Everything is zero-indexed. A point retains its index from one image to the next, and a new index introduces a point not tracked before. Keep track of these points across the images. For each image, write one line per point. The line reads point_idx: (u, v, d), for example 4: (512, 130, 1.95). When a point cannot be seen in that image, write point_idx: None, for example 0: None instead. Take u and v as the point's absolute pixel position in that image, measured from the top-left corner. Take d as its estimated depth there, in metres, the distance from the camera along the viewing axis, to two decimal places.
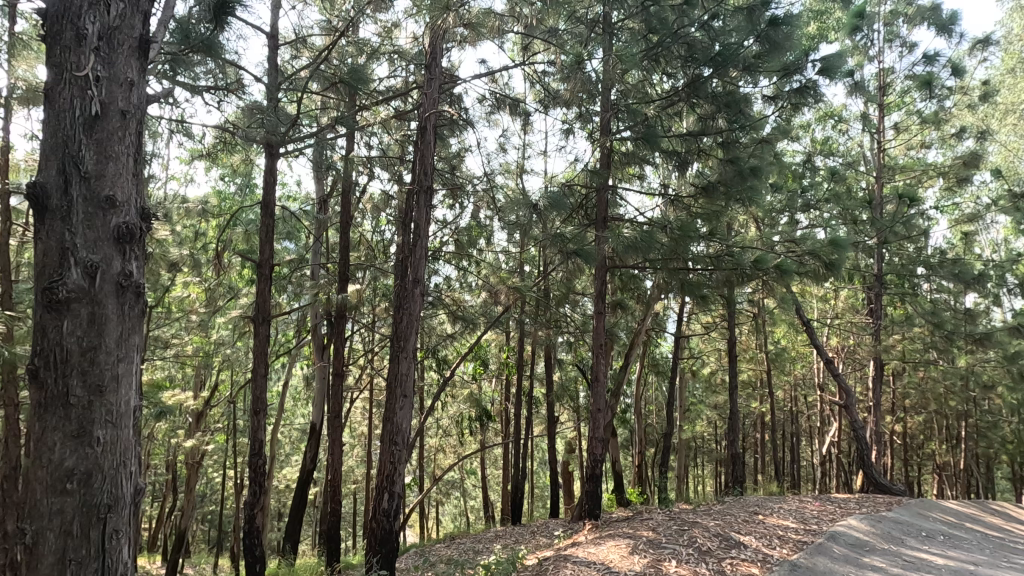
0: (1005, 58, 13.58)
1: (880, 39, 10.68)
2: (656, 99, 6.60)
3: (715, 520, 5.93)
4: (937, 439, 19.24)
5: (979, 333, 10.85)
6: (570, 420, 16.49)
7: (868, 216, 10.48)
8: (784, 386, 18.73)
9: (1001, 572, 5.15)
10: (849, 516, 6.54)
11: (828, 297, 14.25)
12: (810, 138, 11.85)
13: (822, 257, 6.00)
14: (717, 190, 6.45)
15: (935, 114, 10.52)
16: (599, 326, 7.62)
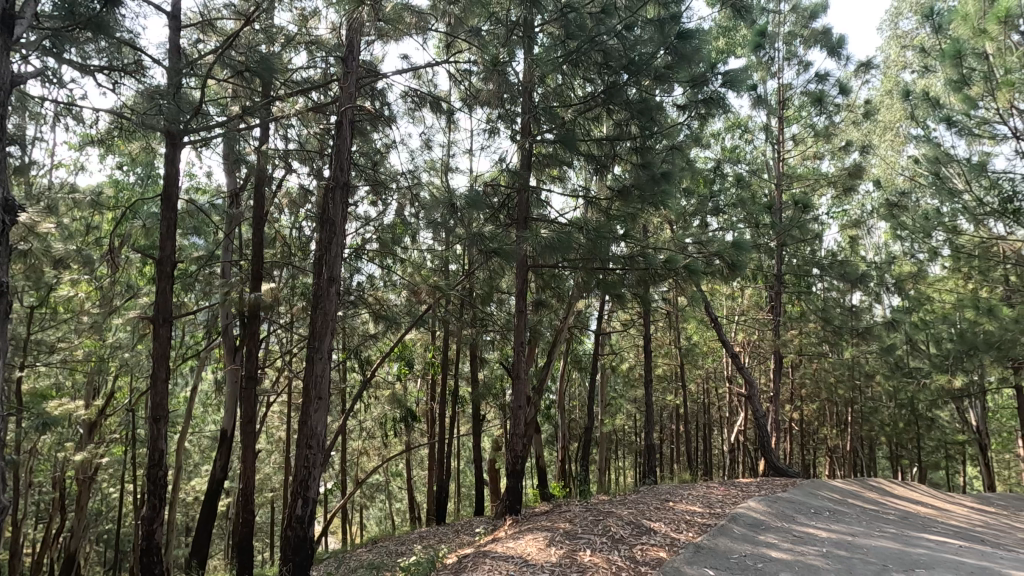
0: (885, 80, 15.15)
1: (780, 57, 11.55)
2: (576, 103, 6.76)
3: (629, 509, 6.20)
4: (828, 424, 21.10)
5: (861, 328, 12.00)
6: (497, 418, 16.60)
7: (769, 220, 11.32)
8: (698, 380, 19.83)
9: (875, 541, 5.73)
10: (749, 499, 7.05)
11: (735, 296, 15.26)
12: (719, 146, 12.63)
13: (727, 258, 6.39)
14: (632, 194, 6.70)
15: (826, 128, 11.53)
16: (521, 325, 7.72)
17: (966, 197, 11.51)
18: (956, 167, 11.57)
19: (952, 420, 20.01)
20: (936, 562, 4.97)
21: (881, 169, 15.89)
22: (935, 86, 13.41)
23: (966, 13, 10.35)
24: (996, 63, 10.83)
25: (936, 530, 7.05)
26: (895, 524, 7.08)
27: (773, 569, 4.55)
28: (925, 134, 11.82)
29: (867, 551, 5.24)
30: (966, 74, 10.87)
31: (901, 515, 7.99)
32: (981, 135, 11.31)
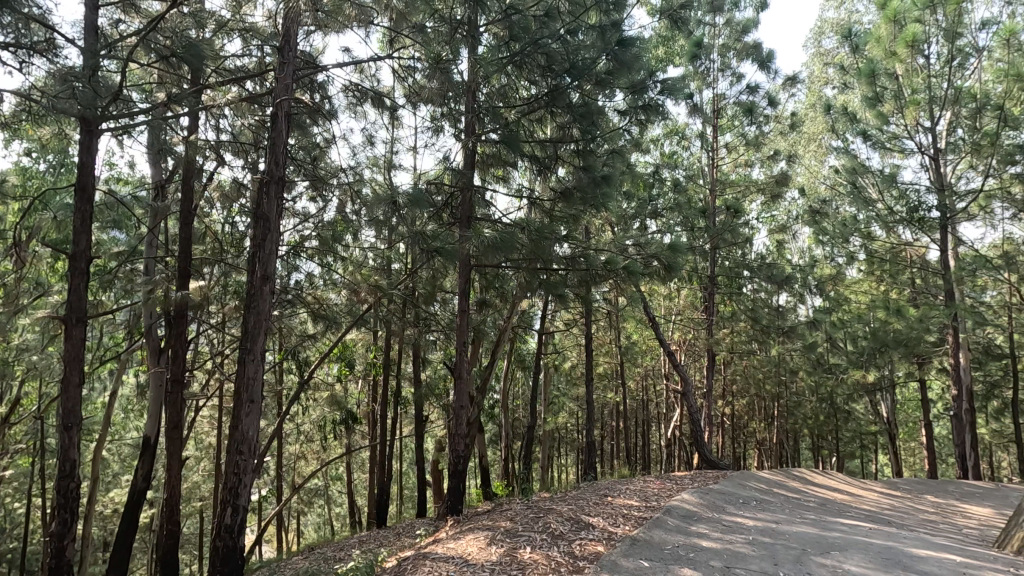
0: (809, 94, 16.16)
1: (715, 68, 12.09)
2: (519, 104, 6.81)
3: (568, 505, 6.31)
4: (757, 418, 22.26)
5: (787, 327, 12.73)
6: (440, 418, 16.46)
7: (704, 223, 11.82)
8: (637, 377, 20.44)
9: (796, 527, 6.10)
10: (683, 491, 7.33)
11: (672, 296, 15.83)
12: (658, 151, 13.06)
13: (664, 259, 6.62)
14: (574, 196, 6.82)
15: (756, 137, 12.17)
16: (464, 324, 7.69)
17: (879, 206, 12.44)
18: (871, 178, 12.49)
19: (866, 412, 21.60)
20: (849, 544, 5.34)
21: (805, 178, 16.96)
22: (852, 102, 14.44)
23: (879, 36, 11.20)
24: (905, 82, 11.85)
25: (850, 514, 7.58)
26: (814, 510, 7.56)
27: (703, 557, 4.74)
28: (844, 146, 12.69)
29: (788, 537, 5.56)
30: (879, 92, 11.77)
31: (820, 502, 8.54)
32: (892, 148, 12.26)
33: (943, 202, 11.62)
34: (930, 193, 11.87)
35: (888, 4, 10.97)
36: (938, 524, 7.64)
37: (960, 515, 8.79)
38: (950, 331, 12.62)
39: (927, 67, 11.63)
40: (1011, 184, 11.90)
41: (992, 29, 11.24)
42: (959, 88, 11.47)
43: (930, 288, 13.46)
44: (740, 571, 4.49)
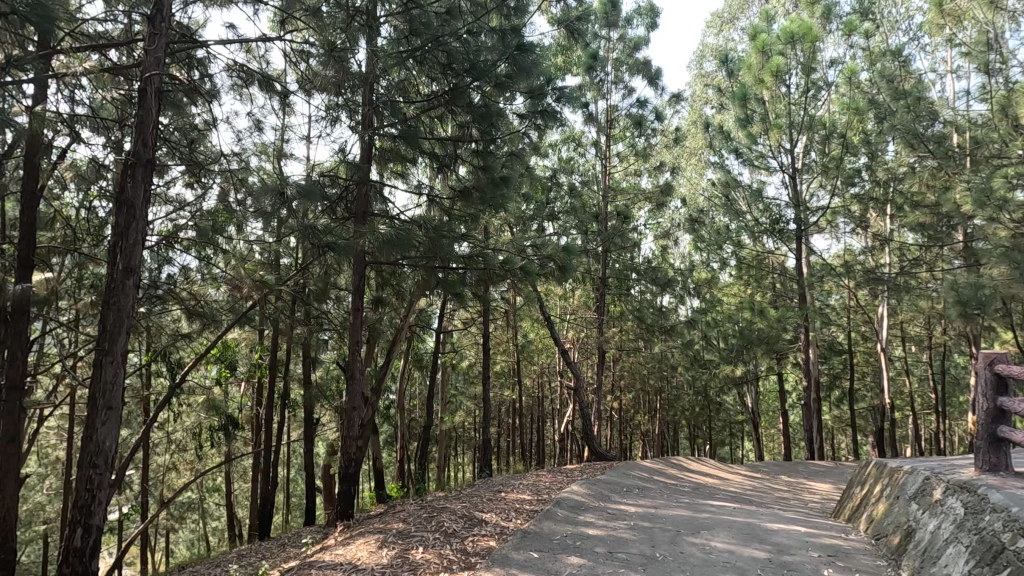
0: (691, 112, 17.58)
1: (609, 80, 12.73)
2: (419, 100, 6.71)
3: (462, 503, 6.34)
4: (642, 412, 23.76)
5: (668, 326, 13.75)
6: (331, 421, 15.77)
7: (596, 227, 12.40)
8: (533, 374, 20.97)
9: (672, 510, 6.60)
10: (573, 483, 7.66)
11: (567, 296, 16.46)
12: (556, 156, 13.50)
13: (558, 261, 6.85)
14: (472, 195, 6.86)
15: (644, 148, 12.99)
16: (357, 323, 7.43)
17: (747, 217, 13.81)
18: (741, 191, 13.84)
19: (734, 403, 23.91)
20: (716, 523, 5.89)
21: (687, 188, 18.42)
22: (727, 122, 15.90)
23: (750, 64, 12.47)
24: (770, 108, 13.22)
25: (718, 497, 8.34)
26: (688, 495, 8.23)
27: (589, 545, 4.99)
28: (719, 162, 13.95)
29: (665, 520, 6.01)
30: (748, 115, 13.08)
31: (693, 486, 9.32)
32: (759, 166, 13.67)
33: (798, 216, 13.17)
34: (788, 208, 13.41)
35: (758, 36, 12.24)
36: (788, 501, 8.65)
37: (805, 492, 10.03)
38: (802, 329, 14.35)
39: (787, 95, 13.08)
40: (851, 203, 13.76)
41: (838, 67, 12.94)
42: (812, 116, 13.04)
43: (787, 291, 15.19)
44: (622, 554, 4.79)
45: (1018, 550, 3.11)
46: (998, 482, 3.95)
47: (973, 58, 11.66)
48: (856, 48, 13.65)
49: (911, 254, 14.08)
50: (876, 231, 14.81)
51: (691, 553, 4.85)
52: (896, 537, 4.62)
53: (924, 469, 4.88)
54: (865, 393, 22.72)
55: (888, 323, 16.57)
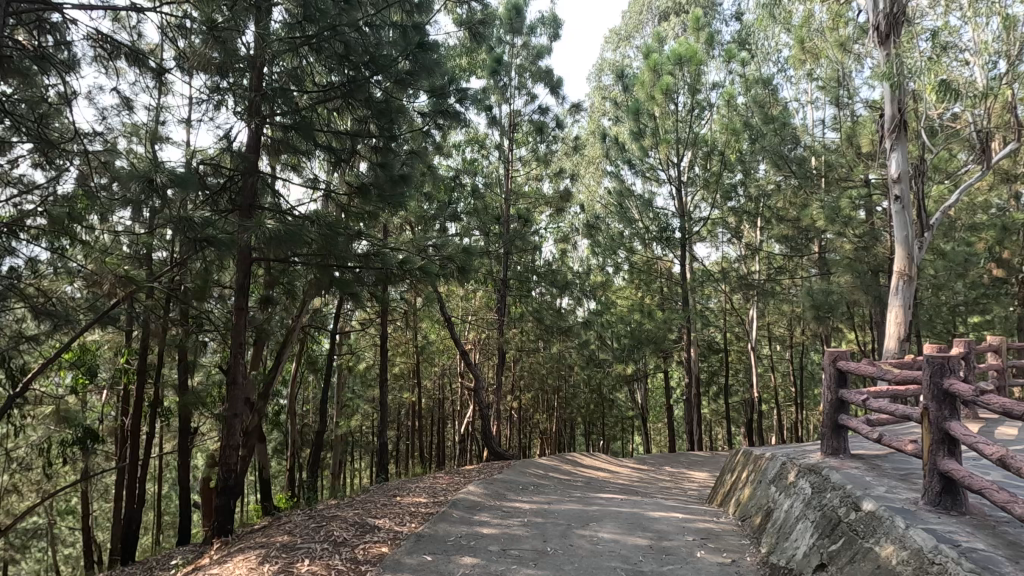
0: (590, 121, 18.36)
1: (513, 85, 12.93)
2: (313, 90, 6.36)
3: (354, 510, 6.12)
4: (540, 411, 24.37)
5: (566, 327, 14.20)
6: (212, 429, 14.52)
7: (498, 229, 12.53)
8: (433, 376, 20.74)
9: (564, 505, 6.82)
10: (469, 484, 7.68)
11: (468, 297, 16.49)
12: (460, 157, 13.48)
13: (458, 261, 6.83)
14: (370, 193, 6.62)
15: (546, 154, 13.33)
16: (241, 323, 6.91)
17: (639, 224, 14.68)
18: (633, 201, 14.65)
19: (625, 400, 25.30)
20: (604, 514, 6.18)
21: (585, 195, 19.22)
22: (623, 134, 16.80)
23: (643, 81, 13.36)
24: (661, 123, 14.08)
25: (607, 490, 8.75)
26: (580, 489, 8.57)
27: (482, 544, 5.03)
28: (615, 171, 14.67)
29: (557, 515, 6.21)
30: (642, 129, 13.92)
31: (585, 481, 9.73)
32: (650, 177, 14.59)
33: (683, 225, 14.25)
34: (675, 217, 14.45)
35: (650, 55, 13.14)
36: (669, 490, 9.30)
37: (685, 480, 10.84)
38: (685, 330, 15.52)
39: (675, 112, 14.03)
40: (728, 216, 15.11)
41: (719, 90, 14.13)
42: (696, 134, 14.09)
43: (672, 295, 16.33)
44: (515, 551, 4.87)
45: (852, 522, 3.58)
46: (839, 465, 4.49)
47: (827, 92, 13.29)
48: (734, 74, 15.01)
49: (776, 263, 15.73)
50: (748, 241, 16.36)
51: (580, 545, 5.05)
52: (758, 517, 5.13)
53: (781, 455, 5.45)
54: (737, 388, 25.04)
55: (757, 325, 18.36)
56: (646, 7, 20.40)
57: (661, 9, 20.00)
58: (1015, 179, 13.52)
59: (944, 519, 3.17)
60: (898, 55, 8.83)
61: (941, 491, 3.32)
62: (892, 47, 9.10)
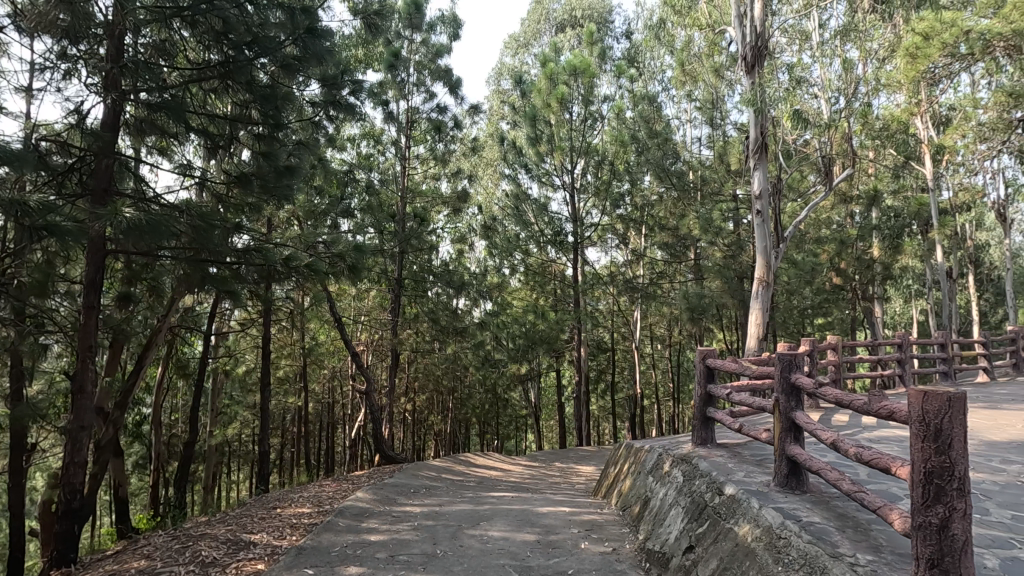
0: (489, 124, 18.56)
1: (411, 82, 12.68)
2: (186, 67, 5.77)
3: (226, 526, 5.64)
4: (435, 412, 24.13)
5: (461, 328, 14.10)
6: (54, 445, 12.63)
7: (393, 228, 12.17)
8: (322, 379, 19.76)
9: (455, 507, 6.79)
10: (358, 490, 7.40)
11: (360, 297, 15.95)
12: (354, 151, 12.98)
13: (348, 259, 6.54)
14: (251, 183, 6.00)
15: (443, 153, 13.20)
16: (91, 323, 6.08)
17: (534, 227, 15.07)
18: (529, 205, 15.01)
19: (519, 399, 25.87)
20: (494, 513, 6.24)
21: (483, 196, 19.37)
22: (520, 139, 17.17)
23: (540, 89, 13.80)
24: (556, 129, 14.54)
25: (498, 488, 8.86)
26: (472, 489, 8.59)
27: (369, 552, 4.86)
28: (512, 174, 14.93)
29: (447, 516, 6.17)
30: (538, 135, 14.31)
31: (478, 480, 9.78)
32: (545, 182, 15.03)
33: (576, 229, 14.91)
34: (568, 222, 15.06)
35: (547, 64, 13.59)
36: (558, 485, 9.63)
37: (574, 475, 11.28)
38: (576, 331, 16.17)
39: (570, 121, 14.53)
40: (616, 223, 15.98)
41: (610, 103, 14.89)
42: (588, 143, 14.74)
43: (564, 297, 16.94)
44: (403, 556, 4.77)
45: (716, 505, 3.93)
46: (706, 454, 4.91)
47: (704, 112, 14.54)
48: (624, 89, 15.90)
49: (658, 268, 16.92)
50: (634, 247, 17.41)
51: (470, 545, 5.05)
52: (636, 507, 5.47)
53: (658, 447, 5.84)
54: (623, 385, 26.60)
55: (640, 325, 19.60)
56: (544, 16, 21.00)
57: (559, 20, 20.75)
58: (850, 201, 15.66)
59: (789, 497, 3.58)
60: (760, 85, 9.86)
61: (788, 473, 3.74)
62: (756, 77, 10.11)
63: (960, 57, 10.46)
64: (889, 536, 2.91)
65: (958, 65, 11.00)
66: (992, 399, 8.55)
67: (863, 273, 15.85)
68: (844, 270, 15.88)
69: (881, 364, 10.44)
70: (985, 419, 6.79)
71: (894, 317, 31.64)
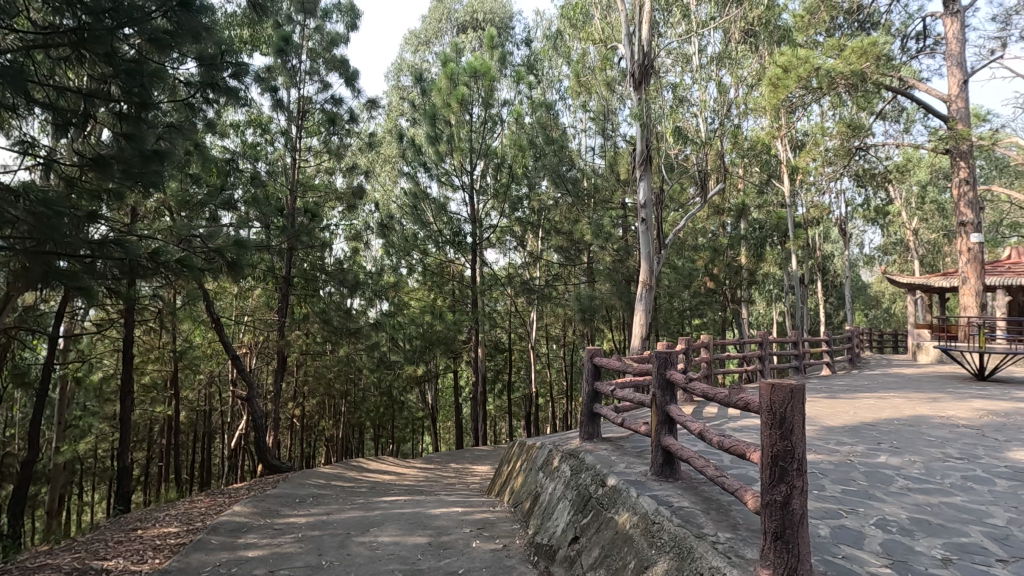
0: (388, 120, 18.13)
1: (304, 70, 12.02)
2: (29, 30, 4.99)
3: (73, 554, 4.98)
4: (326, 417, 23.03)
5: (354, 329, 13.21)
6: None
7: (281, 223, 11.36)
8: (197, 385, 18.10)
9: (345, 514, 6.54)
10: (235, 504, 6.87)
11: (243, 295, 14.85)
12: (239, 139, 12.08)
13: (228, 256, 6.04)
14: (111, 168, 5.29)
15: (337, 147, 12.60)
16: None
17: (432, 227, 14.96)
18: (428, 204, 14.85)
19: (416, 401, 25.47)
20: (385, 518, 6.10)
21: (381, 193, 18.87)
22: (419, 137, 16.96)
23: (439, 87, 13.65)
24: (456, 130, 14.51)
25: (390, 492, 8.65)
26: (363, 495, 8.31)
27: (246, 569, 4.54)
28: (411, 173, 14.68)
29: (335, 525, 5.92)
30: (438, 135, 14.22)
31: (370, 486, 9.50)
32: (445, 182, 14.95)
33: (474, 231, 15.02)
34: (467, 223, 15.16)
35: (447, 63, 13.47)
36: (453, 486, 9.63)
37: (469, 476, 11.31)
38: (474, 332, 16.26)
39: (470, 123, 14.54)
40: (514, 225, 16.30)
41: (510, 107, 15.14)
42: (487, 146, 14.89)
43: (463, 298, 16.95)
44: (284, 571, 4.50)
45: (599, 496, 4.14)
46: (592, 448, 5.15)
47: (597, 123, 15.26)
48: (523, 95, 16.24)
49: (553, 270, 17.48)
50: (531, 249, 17.86)
51: (358, 553, 4.89)
52: (527, 503, 5.61)
53: (548, 443, 6.03)
54: (519, 384, 27.13)
55: (536, 325, 20.15)
56: (446, 16, 20.92)
57: (460, 21, 20.78)
58: (722, 213, 17.23)
59: (663, 485, 3.87)
60: (646, 102, 10.57)
61: (663, 463, 4.04)
62: (643, 93, 10.80)
63: (812, 89, 11.94)
64: (745, 515, 3.24)
65: (810, 96, 12.54)
66: (831, 390, 9.83)
67: (733, 278, 17.52)
68: (717, 275, 17.43)
69: (746, 361, 11.59)
70: (825, 407, 7.80)
71: (758, 319, 35.28)
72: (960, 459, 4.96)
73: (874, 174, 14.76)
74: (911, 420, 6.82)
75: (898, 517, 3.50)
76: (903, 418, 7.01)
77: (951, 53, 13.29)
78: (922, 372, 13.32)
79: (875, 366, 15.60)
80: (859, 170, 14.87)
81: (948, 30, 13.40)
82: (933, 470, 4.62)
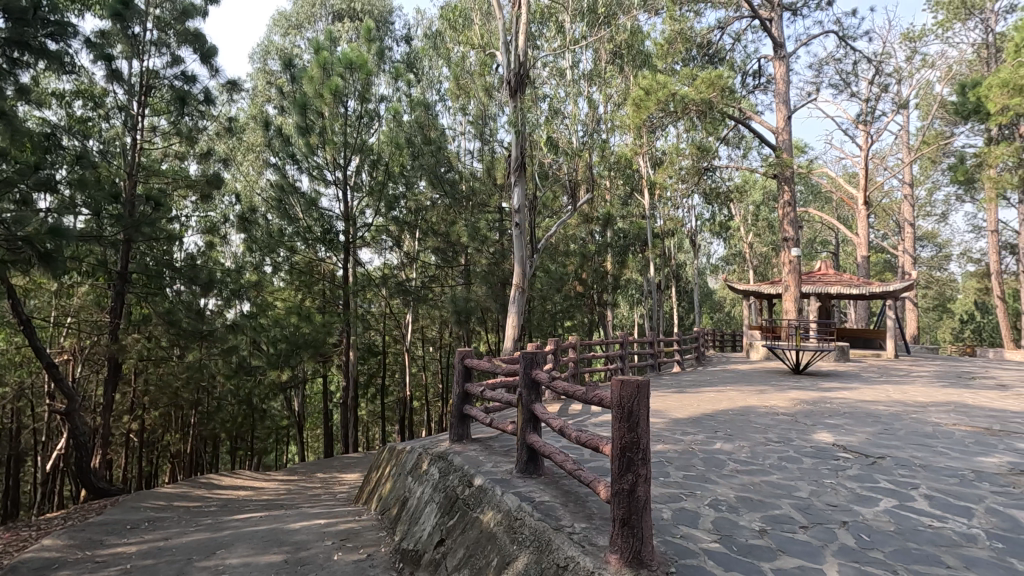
0: (252, 105, 16.76)
1: (149, 40, 10.65)
2: None
3: None
4: (172, 430, 20.58)
5: (206, 333, 11.79)
6: None
7: (117, 211, 9.91)
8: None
9: (186, 538, 5.87)
10: (46, 537, 5.86)
11: (64, 292, 12.76)
12: (64, 111, 10.41)
13: (40, 245, 5.11)
14: None
15: (190, 130, 11.31)
16: None
17: (301, 223, 14.08)
18: (296, 198, 13.94)
19: (280, 408, 23.70)
20: (234, 538, 5.57)
21: (242, 182, 17.34)
22: (288, 126, 15.89)
23: (311, 76, 12.78)
24: (330, 122, 13.78)
25: (244, 509, 7.94)
26: (211, 515, 7.53)
27: None
28: (278, 163, 13.68)
29: (173, 551, 5.29)
30: (309, 125, 13.39)
31: (221, 503, 8.65)
32: (316, 176, 14.13)
33: (346, 229, 14.39)
34: (338, 220, 14.47)
35: (320, 51, 12.83)
36: (317, 497, 9.09)
37: (336, 485, 10.77)
38: (345, 333, 15.55)
39: (344, 116, 13.93)
40: (390, 225, 15.88)
41: (387, 104, 14.74)
42: (363, 141, 14.36)
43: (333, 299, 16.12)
44: None
45: (466, 497, 4.16)
46: (461, 450, 5.15)
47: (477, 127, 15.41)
48: (402, 93, 15.92)
49: (430, 272, 17.19)
50: (407, 250, 17.55)
51: None
52: (394, 509, 5.46)
53: (417, 447, 5.93)
54: (393, 388, 26.45)
55: (411, 327, 19.80)
56: (320, 2, 19.89)
57: (335, 9, 19.90)
58: (590, 221, 18.28)
59: (527, 481, 3.99)
60: (522, 110, 10.90)
61: (528, 460, 4.16)
62: (519, 101, 11.08)
63: (669, 113, 12.96)
64: (599, 504, 3.44)
65: (667, 119, 13.58)
66: (679, 385, 10.84)
67: (599, 282, 18.66)
68: (585, 280, 18.48)
69: (609, 360, 12.39)
70: (674, 401, 8.58)
71: (621, 321, 37.97)
72: (777, 442, 5.73)
73: (719, 192, 16.62)
74: (742, 411, 7.74)
75: (727, 497, 3.94)
76: (736, 409, 7.93)
77: (779, 92, 15.37)
78: (752, 368, 15.19)
79: (717, 363, 17.52)
80: (707, 188, 16.67)
81: (777, 72, 15.52)
82: (756, 454, 5.27)
